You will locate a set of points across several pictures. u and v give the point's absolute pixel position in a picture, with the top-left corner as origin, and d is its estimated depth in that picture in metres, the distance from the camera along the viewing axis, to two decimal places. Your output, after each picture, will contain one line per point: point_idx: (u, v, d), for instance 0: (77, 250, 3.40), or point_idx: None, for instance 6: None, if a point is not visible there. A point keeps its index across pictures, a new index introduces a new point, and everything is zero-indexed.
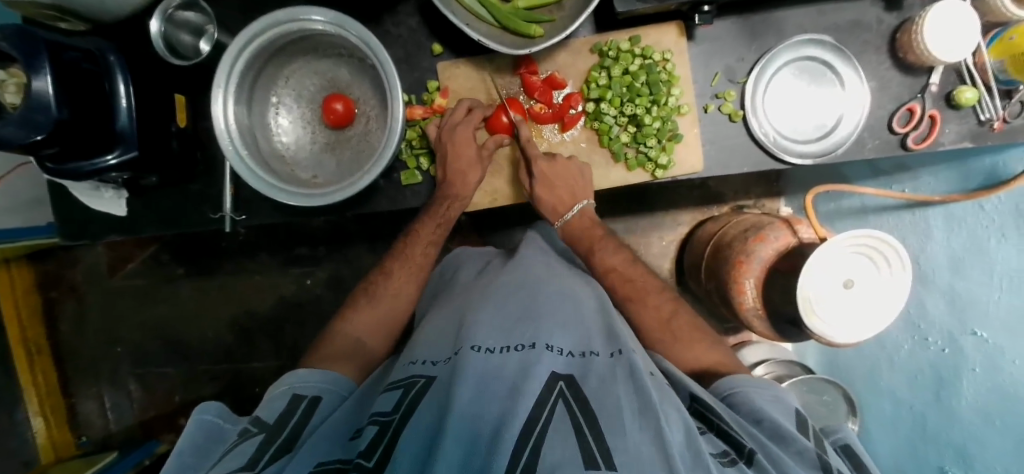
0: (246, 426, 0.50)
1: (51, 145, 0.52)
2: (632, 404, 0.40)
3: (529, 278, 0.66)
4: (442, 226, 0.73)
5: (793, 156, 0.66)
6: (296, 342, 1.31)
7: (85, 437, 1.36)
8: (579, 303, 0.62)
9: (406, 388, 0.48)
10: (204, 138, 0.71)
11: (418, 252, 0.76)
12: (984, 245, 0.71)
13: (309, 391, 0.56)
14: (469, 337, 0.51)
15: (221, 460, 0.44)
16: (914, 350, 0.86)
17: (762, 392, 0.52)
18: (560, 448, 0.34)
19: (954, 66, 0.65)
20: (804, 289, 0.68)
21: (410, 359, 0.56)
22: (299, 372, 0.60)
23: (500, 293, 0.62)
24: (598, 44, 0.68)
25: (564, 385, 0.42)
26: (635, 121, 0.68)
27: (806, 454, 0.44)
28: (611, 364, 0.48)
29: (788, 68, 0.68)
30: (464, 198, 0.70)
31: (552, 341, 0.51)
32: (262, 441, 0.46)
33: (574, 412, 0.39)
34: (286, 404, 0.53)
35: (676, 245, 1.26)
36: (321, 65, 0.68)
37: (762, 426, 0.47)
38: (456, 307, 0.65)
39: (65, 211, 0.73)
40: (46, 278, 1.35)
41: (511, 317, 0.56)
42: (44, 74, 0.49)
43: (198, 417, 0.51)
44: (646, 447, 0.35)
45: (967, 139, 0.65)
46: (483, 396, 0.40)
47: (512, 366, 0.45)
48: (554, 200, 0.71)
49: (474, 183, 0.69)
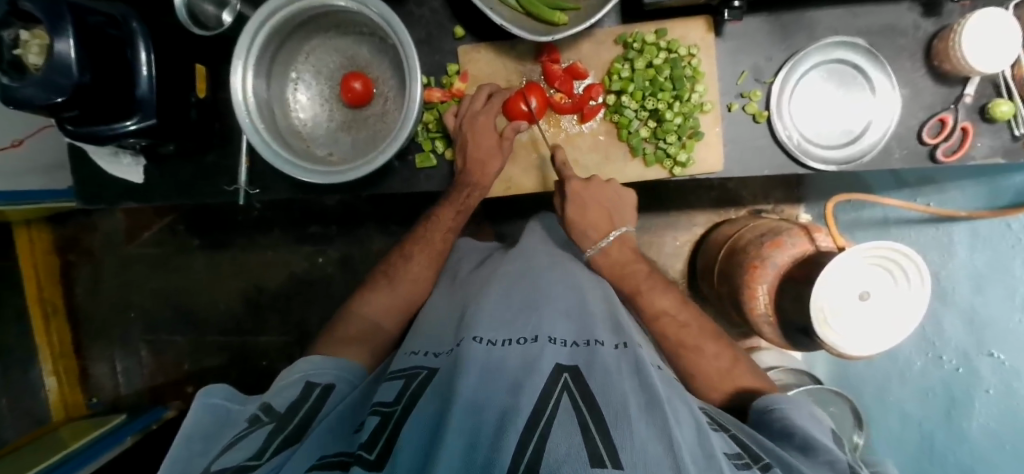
0: (255, 413, 0.51)
1: (72, 108, 0.53)
2: (637, 401, 0.40)
3: (533, 266, 0.65)
4: (461, 212, 0.73)
5: (817, 161, 0.65)
6: (304, 318, 1.32)
7: (95, 399, 1.39)
8: (584, 292, 0.61)
9: (406, 379, 0.48)
10: (222, 108, 0.72)
11: (438, 237, 0.75)
12: (1010, 264, 0.70)
13: (322, 378, 0.57)
14: (470, 329, 0.51)
15: (230, 448, 0.44)
16: (926, 368, 0.83)
17: (797, 407, 0.53)
18: (564, 443, 0.33)
19: (990, 78, 0.62)
20: (819, 301, 0.66)
21: (410, 350, 0.56)
22: (311, 359, 0.60)
23: (502, 282, 0.62)
24: (623, 35, 0.67)
25: (569, 377, 0.42)
26: (656, 116, 0.67)
27: (838, 466, 0.44)
28: (617, 355, 0.48)
29: (817, 70, 0.66)
30: (483, 187, 0.69)
31: (554, 333, 0.51)
32: (272, 431, 0.47)
33: (578, 405, 0.38)
34: (298, 392, 0.54)
35: (690, 246, 1.25)
36: (342, 43, 0.68)
37: (792, 437, 0.48)
38: (462, 294, 0.65)
39: (84, 175, 0.74)
40: (65, 241, 1.38)
41: (514, 307, 0.56)
42: (67, 36, 0.49)
43: (206, 401, 0.53)
44: (653, 444, 0.34)
45: (1000, 154, 0.63)
46: (485, 389, 0.40)
47: (513, 360, 0.45)
48: (590, 224, 0.69)
49: (493, 172, 0.68)
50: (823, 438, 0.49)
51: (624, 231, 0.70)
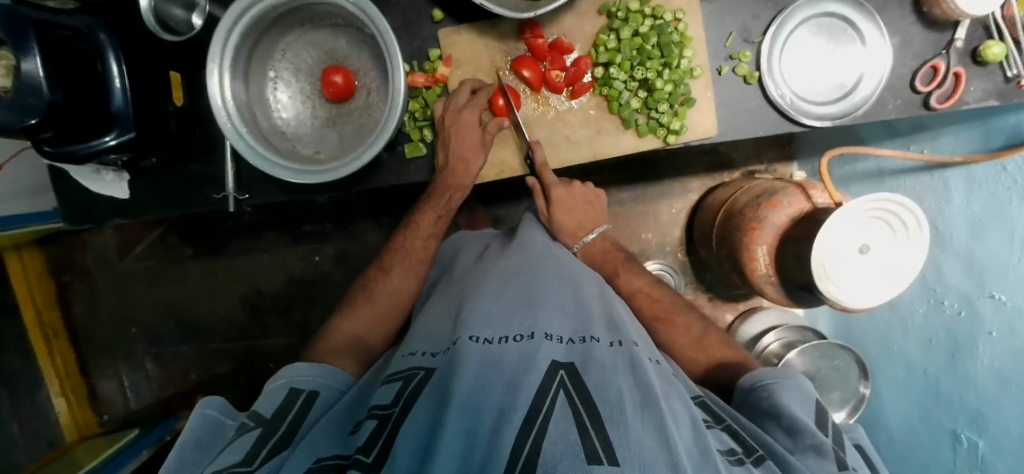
0: (243, 421, 0.50)
1: (47, 129, 0.51)
2: (634, 397, 0.40)
3: (529, 261, 0.64)
4: (442, 216, 0.76)
5: (811, 118, 0.64)
6: (307, 318, 1.32)
7: (106, 416, 1.40)
8: (579, 288, 0.60)
9: (405, 380, 0.48)
10: (203, 115, 0.70)
11: (418, 244, 0.76)
12: (1006, 206, 0.68)
13: (306, 385, 0.55)
14: (466, 328, 0.50)
15: (216, 458, 0.44)
16: (930, 314, 0.84)
17: (788, 386, 0.52)
18: (561, 440, 0.33)
19: (981, 21, 0.61)
20: (820, 257, 0.67)
21: (409, 351, 0.55)
22: (297, 365, 0.58)
23: (499, 278, 0.60)
24: (606, 5, 0.65)
25: (564, 374, 0.42)
26: (646, 85, 0.65)
27: (824, 449, 0.44)
28: (613, 352, 0.47)
29: (806, 25, 0.64)
30: (463, 187, 0.70)
31: (551, 329, 0.50)
32: (261, 436, 0.46)
33: (574, 404, 0.38)
34: (282, 398, 0.53)
35: (686, 213, 1.25)
36: (318, 36, 0.65)
37: (779, 420, 0.48)
38: (456, 294, 0.64)
39: (67, 196, 0.72)
40: (58, 262, 1.36)
41: (512, 303, 0.55)
42: (33, 54, 0.47)
43: (201, 413, 0.51)
44: (649, 442, 0.34)
45: (993, 97, 0.62)
46: (485, 385, 0.40)
47: (511, 356, 0.44)
48: (571, 220, 0.75)
49: (477, 170, 0.69)
50: (805, 417, 0.48)
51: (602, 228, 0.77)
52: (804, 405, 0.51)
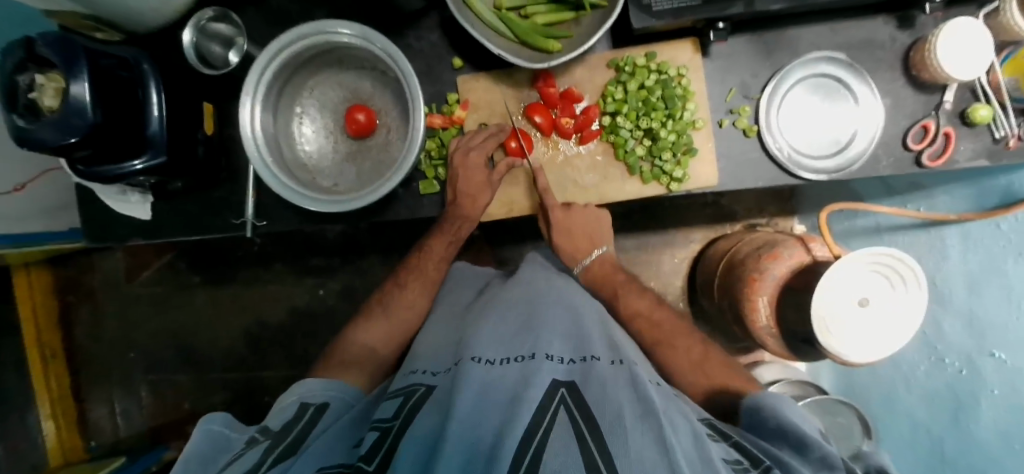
0: (252, 435, 0.50)
1: (84, 148, 0.54)
2: (633, 410, 0.40)
3: (534, 292, 0.65)
4: (453, 243, 0.76)
5: (808, 171, 0.67)
6: (307, 352, 1.31)
7: (94, 442, 1.37)
8: (580, 314, 0.61)
9: (406, 395, 0.48)
10: (229, 144, 0.74)
11: (432, 266, 0.77)
12: (1001, 265, 0.72)
13: (315, 399, 0.57)
14: (470, 349, 0.51)
15: (228, 466, 0.43)
16: (931, 372, 0.83)
17: (783, 401, 0.53)
18: (562, 452, 0.33)
19: (967, 85, 0.65)
20: (819, 309, 0.68)
21: (410, 369, 0.55)
22: (307, 383, 0.60)
23: (503, 306, 0.62)
24: (615, 59, 0.70)
25: (565, 392, 0.42)
26: (651, 134, 0.69)
27: (832, 461, 0.45)
28: (612, 370, 0.47)
29: (802, 85, 0.69)
30: (472, 219, 0.72)
31: (552, 350, 0.50)
32: (267, 448, 0.46)
33: (574, 418, 0.38)
34: (293, 412, 0.54)
35: (689, 262, 1.26)
36: (344, 77, 0.70)
37: (781, 434, 0.48)
38: (460, 324, 0.65)
39: (91, 214, 0.75)
40: (65, 283, 1.38)
41: (513, 330, 0.56)
42: (82, 79, 0.50)
43: (206, 427, 0.51)
44: (648, 451, 0.35)
45: (983, 157, 0.65)
46: (483, 407, 0.40)
47: (512, 377, 0.45)
48: (571, 248, 0.74)
49: (484, 204, 0.71)
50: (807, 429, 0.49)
51: (603, 251, 0.75)
52: (802, 417, 0.51)
